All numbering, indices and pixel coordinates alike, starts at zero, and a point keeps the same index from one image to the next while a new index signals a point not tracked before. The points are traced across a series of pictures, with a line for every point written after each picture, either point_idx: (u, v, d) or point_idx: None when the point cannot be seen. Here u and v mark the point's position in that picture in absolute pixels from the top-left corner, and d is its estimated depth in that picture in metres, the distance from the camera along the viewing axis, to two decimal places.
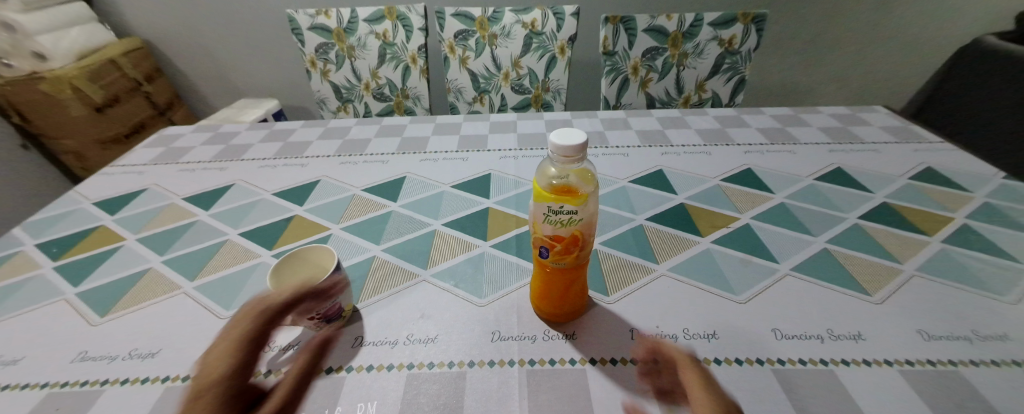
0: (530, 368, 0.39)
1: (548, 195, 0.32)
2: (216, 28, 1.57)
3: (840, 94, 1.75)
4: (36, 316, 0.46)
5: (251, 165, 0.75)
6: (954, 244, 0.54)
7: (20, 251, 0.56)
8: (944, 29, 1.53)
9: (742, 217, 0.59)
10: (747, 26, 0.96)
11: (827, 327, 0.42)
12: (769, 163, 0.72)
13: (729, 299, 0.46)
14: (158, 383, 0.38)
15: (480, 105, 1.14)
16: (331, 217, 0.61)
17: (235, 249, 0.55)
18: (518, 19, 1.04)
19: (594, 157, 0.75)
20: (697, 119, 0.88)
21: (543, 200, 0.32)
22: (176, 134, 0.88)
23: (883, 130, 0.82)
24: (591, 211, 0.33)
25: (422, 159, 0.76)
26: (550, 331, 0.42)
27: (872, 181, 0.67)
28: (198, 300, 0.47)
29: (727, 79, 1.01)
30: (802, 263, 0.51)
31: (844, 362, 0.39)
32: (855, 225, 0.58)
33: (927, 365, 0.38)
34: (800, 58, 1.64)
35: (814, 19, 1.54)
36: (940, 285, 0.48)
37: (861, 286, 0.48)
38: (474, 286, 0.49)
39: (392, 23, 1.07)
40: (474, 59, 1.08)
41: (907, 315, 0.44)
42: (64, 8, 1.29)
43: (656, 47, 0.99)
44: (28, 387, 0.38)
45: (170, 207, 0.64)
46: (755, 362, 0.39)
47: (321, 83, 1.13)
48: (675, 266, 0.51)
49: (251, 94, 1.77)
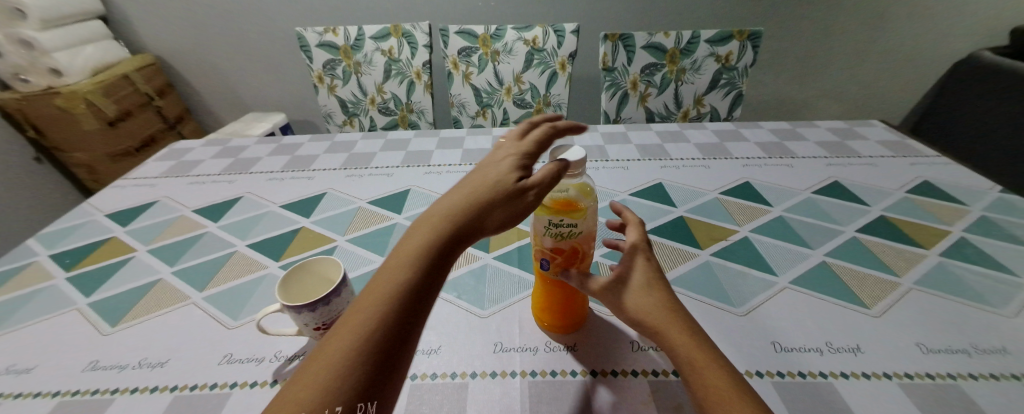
0: (532, 379, 0.39)
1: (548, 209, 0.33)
2: (226, 44, 1.62)
3: (838, 108, 1.77)
4: (49, 326, 0.47)
5: (259, 178, 0.76)
6: (951, 257, 0.55)
7: (34, 262, 0.57)
8: (939, 44, 1.56)
9: (741, 230, 0.60)
10: (743, 43, 0.98)
11: (825, 340, 0.43)
12: (767, 176, 0.73)
13: (728, 311, 0.47)
14: (166, 392, 0.39)
15: (483, 119, 1.17)
16: (337, 229, 0.63)
17: (243, 261, 0.56)
18: (520, 37, 1.07)
19: (594, 170, 0.77)
20: (696, 133, 0.90)
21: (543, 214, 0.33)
22: (187, 147, 0.90)
23: (879, 144, 0.84)
24: (589, 224, 0.34)
25: (426, 172, 0.78)
26: (551, 343, 0.43)
27: (869, 195, 0.68)
28: (206, 311, 0.48)
29: (725, 94, 1.03)
30: (800, 275, 0.52)
31: (843, 375, 0.39)
32: (852, 238, 0.58)
33: (925, 379, 0.39)
34: (797, 72, 1.66)
35: (810, 35, 1.57)
36: (938, 298, 0.48)
37: (860, 299, 0.48)
38: (477, 298, 0.49)
39: (398, 40, 1.10)
40: (477, 74, 1.11)
41: (905, 328, 0.44)
42: (81, 26, 1.33)
43: (655, 63, 1.02)
44: (39, 396, 0.39)
45: (180, 218, 0.66)
46: (754, 375, 0.39)
47: (328, 98, 1.16)
48: (674, 279, 0.52)
49: (259, 107, 1.81)
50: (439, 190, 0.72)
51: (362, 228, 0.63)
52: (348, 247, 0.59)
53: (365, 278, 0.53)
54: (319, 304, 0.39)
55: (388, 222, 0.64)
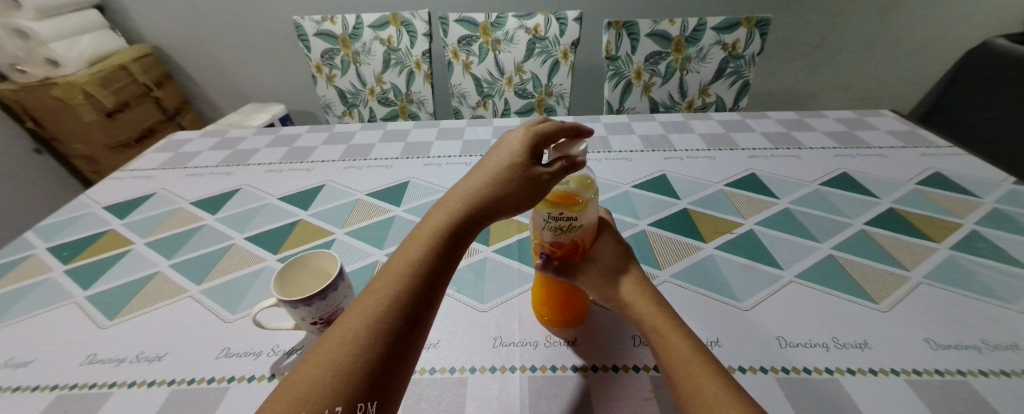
0: (531, 375, 0.39)
1: (548, 202, 0.32)
2: (224, 34, 1.60)
3: (847, 98, 1.74)
4: (46, 320, 0.46)
5: (257, 170, 0.76)
6: (962, 251, 0.53)
7: (32, 255, 0.57)
8: (953, 31, 1.52)
9: (746, 223, 0.59)
10: (751, 31, 0.96)
11: (832, 335, 0.42)
12: (773, 168, 0.72)
13: (732, 306, 0.46)
14: (163, 386, 0.39)
15: (484, 110, 1.15)
16: (335, 221, 0.62)
17: (240, 254, 0.56)
18: (521, 25, 1.04)
19: (596, 162, 0.75)
20: (701, 123, 0.88)
21: (543, 207, 0.32)
22: (185, 139, 0.89)
23: (890, 134, 0.82)
24: (589, 217, 0.33)
25: (425, 164, 0.77)
26: (551, 337, 0.42)
27: (878, 187, 0.66)
28: (204, 304, 0.48)
29: (731, 83, 1.01)
30: (806, 269, 0.51)
31: (849, 371, 0.38)
32: (860, 231, 0.57)
33: (934, 375, 0.38)
34: (805, 61, 1.63)
35: (820, 23, 1.53)
36: (948, 292, 0.47)
37: (867, 294, 0.47)
38: (476, 292, 0.49)
39: (396, 29, 1.08)
40: (478, 64, 1.09)
41: (915, 323, 0.43)
42: (77, 15, 1.32)
43: (659, 52, 0.99)
44: (37, 390, 0.38)
45: (178, 211, 0.65)
46: (759, 371, 0.39)
47: (326, 88, 1.15)
48: (678, 273, 0.51)
49: (258, 98, 1.79)
50: (438, 182, 0.71)
51: (361, 220, 0.62)
52: (346, 240, 0.58)
53: (363, 271, 0.53)
54: (315, 298, 0.38)
55: (386, 215, 0.63)
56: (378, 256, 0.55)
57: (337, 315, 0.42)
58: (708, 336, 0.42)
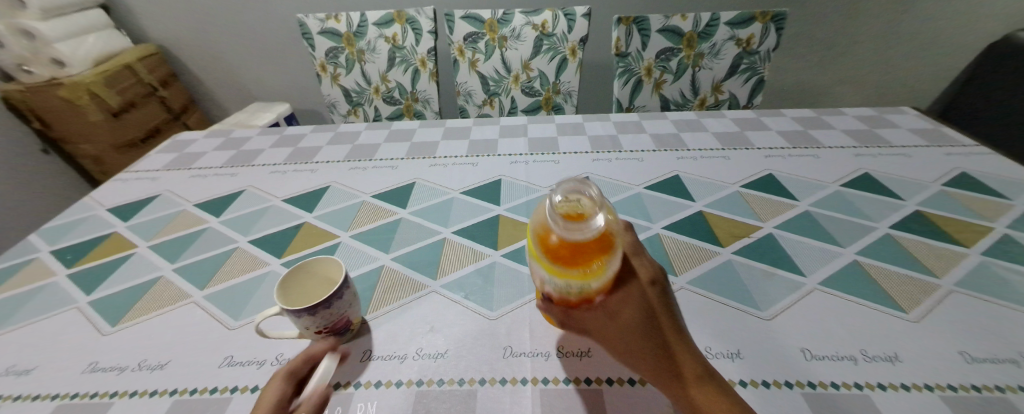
0: (543, 387, 0.37)
1: (552, 267, 0.27)
2: (230, 33, 1.59)
3: (861, 94, 1.70)
4: (49, 325, 0.46)
5: (261, 171, 0.75)
6: (994, 257, 0.51)
7: (36, 259, 0.57)
8: (975, 25, 1.47)
9: (765, 226, 0.57)
10: (767, 25, 0.92)
11: (859, 347, 0.40)
12: (791, 168, 0.69)
13: (752, 315, 0.44)
14: (166, 396, 0.38)
15: (490, 109, 1.13)
16: (340, 224, 0.61)
17: (244, 257, 0.55)
18: (528, 21, 1.02)
19: (607, 162, 0.73)
20: (714, 121, 0.85)
21: (547, 270, 0.28)
22: (190, 139, 0.88)
23: (912, 133, 0.78)
24: (605, 279, 0.27)
25: (431, 165, 0.75)
26: (561, 348, 0.41)
27: (902, 188, 0.64)
28: (207, 310, 0.47)
29: (745, 80, 0.98)
30: (829, 275, 0.49)
31: (879, 386, 0.36)
32: (885, 235, 0.55)
33: (971, 391, 0.36)
34: (819, 57, 1.59)
35: (835, 17, 1.48)
36: (981, 301, 0.45)
37: (895, 302, 0.45)
38: (485, 298, 0.47)
39: (401, 26, 1.06)
40: (484, 61, 1.07)
41: (947, 334, 0.41)
42: (83, 15, 1.32)
43: (671, 48, 0.97)
44: (38, 398, 0.38)
45: (182, 213, 0.65)
46: (783, 385, 0.37)
47: (331, 87, 1.14)
48: (694, 279, 0.49)
49: (263, 97, 1.79)
50: (444, 183, 0.70)
51: (366, 223, 0.61)
52: (351, 244, 0.57)
53: (369, 276, 0.51)
54: (319, 307, 0.37)
55: (392, 218, 0.62)
56: (384, 260, 0.54)
57: (342, 323, 0.40)
58: (728, 347, 0.40)
